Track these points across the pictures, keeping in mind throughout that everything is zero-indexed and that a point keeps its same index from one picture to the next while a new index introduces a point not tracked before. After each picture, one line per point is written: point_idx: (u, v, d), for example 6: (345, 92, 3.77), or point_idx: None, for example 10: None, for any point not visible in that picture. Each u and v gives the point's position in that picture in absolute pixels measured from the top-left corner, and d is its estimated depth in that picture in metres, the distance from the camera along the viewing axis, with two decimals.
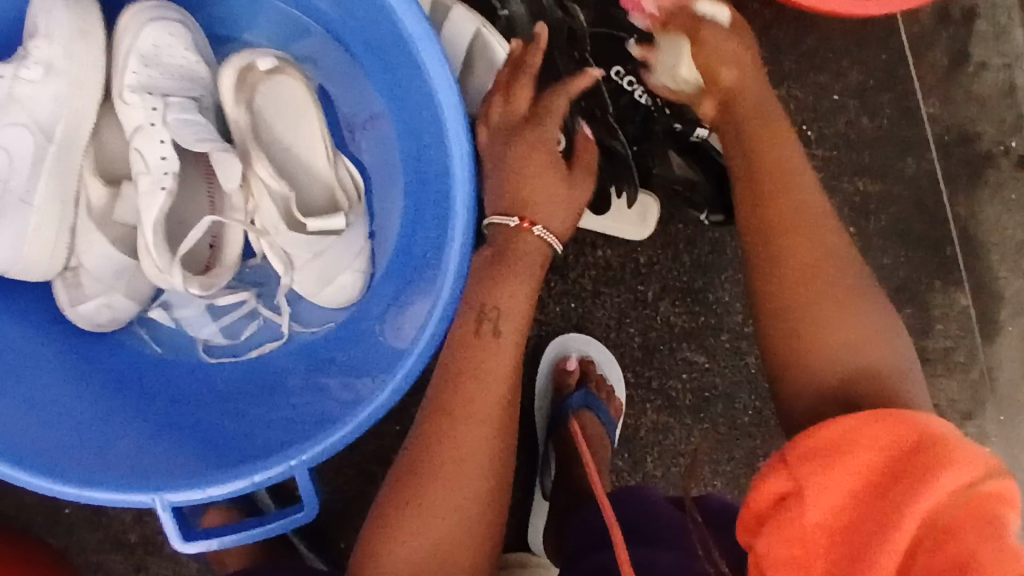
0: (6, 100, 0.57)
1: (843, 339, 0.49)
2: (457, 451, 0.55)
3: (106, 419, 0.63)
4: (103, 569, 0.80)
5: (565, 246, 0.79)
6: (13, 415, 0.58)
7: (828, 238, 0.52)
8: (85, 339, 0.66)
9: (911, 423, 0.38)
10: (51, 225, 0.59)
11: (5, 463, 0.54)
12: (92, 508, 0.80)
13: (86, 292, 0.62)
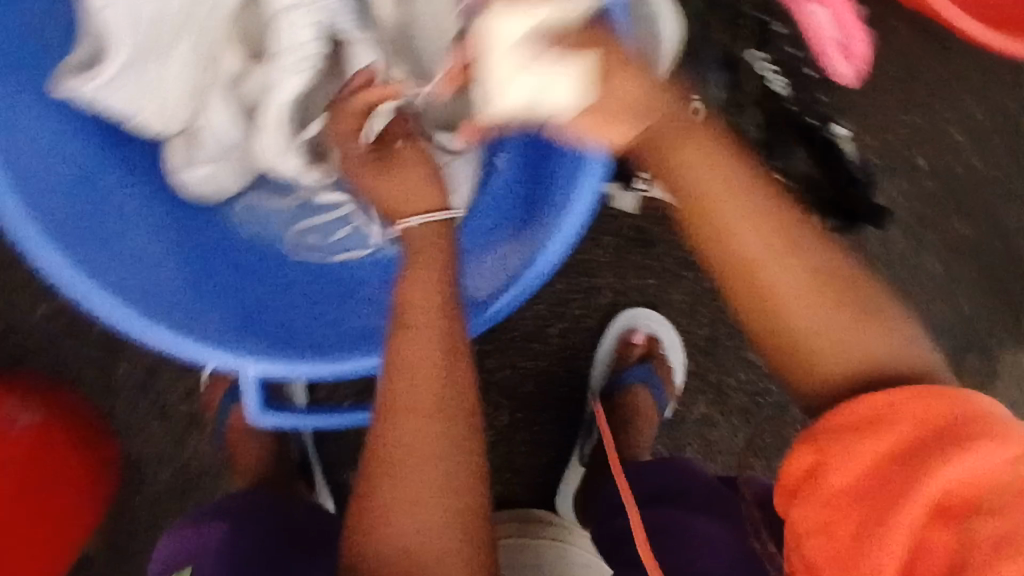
0: None
1: (829, 360, 0.45)
2: (405, 404, 0.47)
3: (188, 276, 0.60)
4: (139, 436, 0.81)
5: (657, 221, 0.79)
6: (97, 246, 0.54)
7: (787, 264, 0.46)
8: (176, 199, 0.64)
9: (952, 400, 0.39)
10: (186, 83, 0.60)
11: (103, 293, 0.52)
12: (144, 375, 0.80)
13: (201, 157, 0.63)
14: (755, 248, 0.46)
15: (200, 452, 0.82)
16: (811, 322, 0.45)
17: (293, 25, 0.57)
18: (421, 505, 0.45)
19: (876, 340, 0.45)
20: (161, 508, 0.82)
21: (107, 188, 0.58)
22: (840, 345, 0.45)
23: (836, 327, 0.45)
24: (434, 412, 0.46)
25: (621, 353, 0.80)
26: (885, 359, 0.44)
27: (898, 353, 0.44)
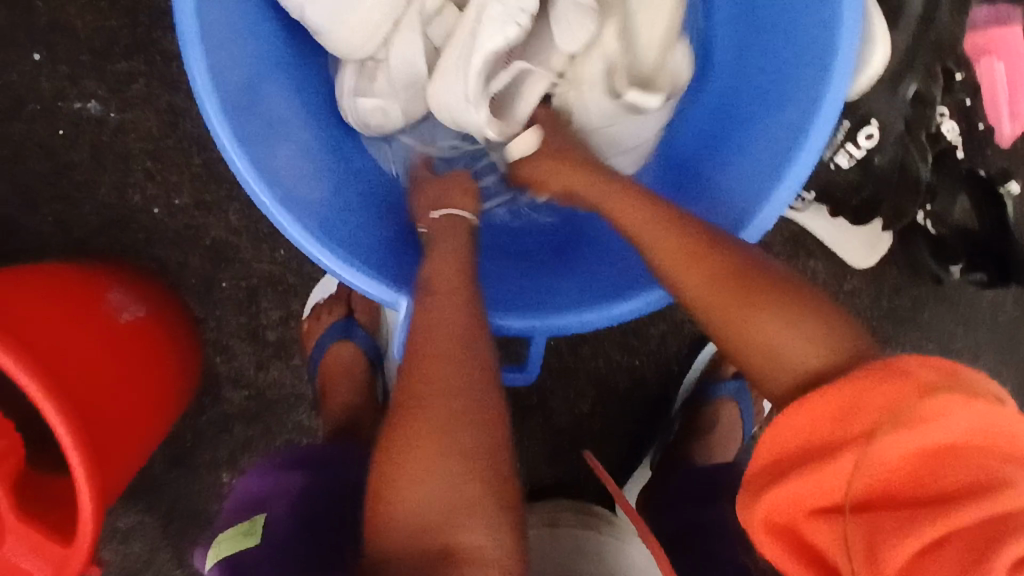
0: None
1: (811, 355, 0.45)
2: (444, 380, 0.45)
3: (337, 191, 0.57)
4: (228, 353, 0.81)
5: (783, 243, 0.75)
6: (263, 142, 0.50)
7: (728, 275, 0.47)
8: (335, 129, 0.62)
9: (879, 418, 0.41)
10: (383, 10, 0.58)
11: (271, 193, 0.48)
12: (244, 293, 0.79)
13: (376, 88, 0.61)
14: (700, 291, 0.47)
15: (283, 381, 0.82)
16: (770, 318, 0.46)
17: None
18: (443, 477, 0.43)
19: (818, 335, 0.45)
20: (233, 428, 0.83)
21: (268, 94, 0.55)
22: (822, 405, 0.42)
23: (791, 334, 0.45)
24: (459, 371, 0.46)
25: (717, 364, 0.81)
26: (884, 409, 0.41)
27: (820, 342, 0.45)
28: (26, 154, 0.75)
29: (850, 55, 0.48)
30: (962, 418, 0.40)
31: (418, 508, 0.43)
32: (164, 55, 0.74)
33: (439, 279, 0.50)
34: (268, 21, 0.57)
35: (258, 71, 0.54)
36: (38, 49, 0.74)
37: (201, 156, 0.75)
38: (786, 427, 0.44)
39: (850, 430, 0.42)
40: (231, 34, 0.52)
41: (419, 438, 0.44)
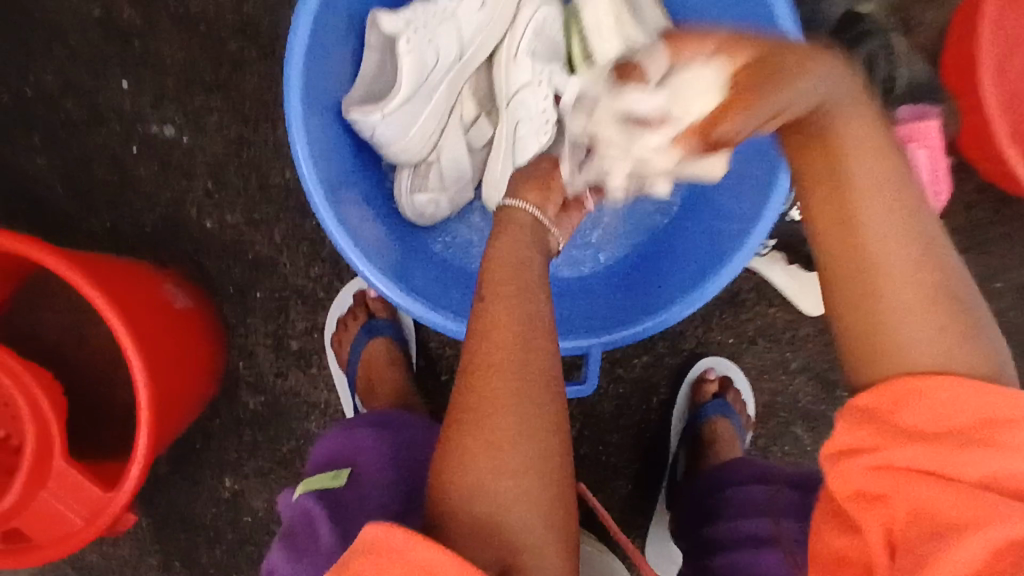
0: (441, 18, 0.72)
1: (955, 358, 0.40)
2: (505, 373, 0.48)
3: (403, 261, 0.73)
4: (252, 358, 0.88)
5: (748, 289, 0.90)
6: (349, 221, 0.68)
7: (921, 230, 0.42)
8: (397, 217, 0.78)
9: (999, 393, 0.39)
10: (433, 123, 0.75)
11: (360, 258, 0.65)
12: (276, 305, 0.87)
13: (427, 185, 0.77)
14: (880, 240, 0.42)
15: (299, 390, 0.88)
16: (901, 301, 0.41)
17: (533, 95, 0.74)
18: (506, 466, 0.46)
19: (954, 351, 0.40)
20: (242, 432, 0.88)
21: (344, 184, 0.71)
22: (942, 401, 0.39)
23: (922, 328, 0.40)
24: (525, 362, 0.49)
25: (696, 393, 0.89)
26: (998, 427, 0.38)
27: (959, 364, 0.40)
28: (100, 164, 0.85)
29: (792, 156, 0.62)
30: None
31: (493, 519, 0.45)
32: (239, 91, 0.84)
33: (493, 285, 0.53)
34: (345, 131, 0.73)
35: (341, 168, 0.72)
36: (128, 77, 0.85)
37: (258, 181, 0.85)
38: (905, 415, 0.40)
39: (932, 425, 0.39)
40: (320, 139, 0.68)
41: (492, 429, 0.46)
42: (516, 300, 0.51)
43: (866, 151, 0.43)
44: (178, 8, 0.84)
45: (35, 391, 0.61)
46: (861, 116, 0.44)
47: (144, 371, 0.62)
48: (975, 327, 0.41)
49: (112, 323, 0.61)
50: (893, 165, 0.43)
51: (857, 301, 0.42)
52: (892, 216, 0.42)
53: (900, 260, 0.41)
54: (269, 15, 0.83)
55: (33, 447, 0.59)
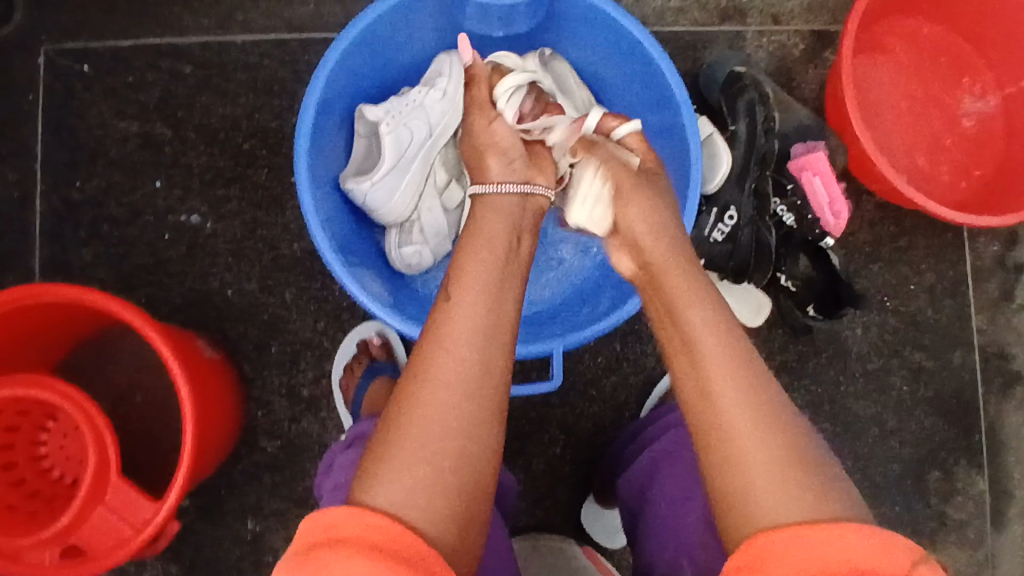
0: (415, 105, 0.89)
1: (793, 507, 0.47)
2: (454, 360, 0.58)
3: (398, 300, 0.88)
4: (269, 408, 1.00)
5: None
6: (353, 269, 0.83)
7: (758, 403, 0.52)
8: (387, 268, 0.94)
9: (832, 529, 0.45)
10: (413, 188, 0.91)
11: (364, 294, 0.80)
12: (289, 357, 1.00)
13: (412, 240, 0.93)
14: (730, 412, 0.52)
15: (310, 432, 1.00)
16: (752, 460, 0.50)
17: None
18: (415, 474, 0.53)
19: (809, 500, 0.47)
20: (261, 476, 0.99)
21: (345, 240, 0.87)
22: (797, 551, 0.45)
23: (772, 483, 0.49)
24: (480, 359, 0.58)
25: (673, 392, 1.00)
26: (848, 559, 0.43)
27: (818, 509, 0.47)
28: (138, 252, 1.01)
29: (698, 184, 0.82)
30: (896, 571, 0.43)
31: (400, 494, 0.52)
32: (253, 182, 1.02)
33: (465, 281, 0.63)
34: (341, 199, 0.89)
35: (339, 229, 0.87)
36: (160, 178, 1.03)
37: (270, 254, 1.01)
38: (767, 575, 0.45)
39: (789, 565, 0.44)
40: (324, 204, 0.84)
41: (431, 408, 0.56)
42: (479, 303, 0.62)
43: (717, 347, 0.55)
44: (201, 120, 1.03)
45: (99, 423, 0.73)
46: (712, 326, 0.57)
47: (189, 397, 0.75)
48: (826, 475, 0.49)
49: (167, 358, 0.75)
50: (735, 352, 0.55)
51: (719, 468, 0.51)
52: (735, 391, 0.53)
53: (739, 408, 0.52)
54: (276, 120, 1.03)
55: (93, 466, 0.72)
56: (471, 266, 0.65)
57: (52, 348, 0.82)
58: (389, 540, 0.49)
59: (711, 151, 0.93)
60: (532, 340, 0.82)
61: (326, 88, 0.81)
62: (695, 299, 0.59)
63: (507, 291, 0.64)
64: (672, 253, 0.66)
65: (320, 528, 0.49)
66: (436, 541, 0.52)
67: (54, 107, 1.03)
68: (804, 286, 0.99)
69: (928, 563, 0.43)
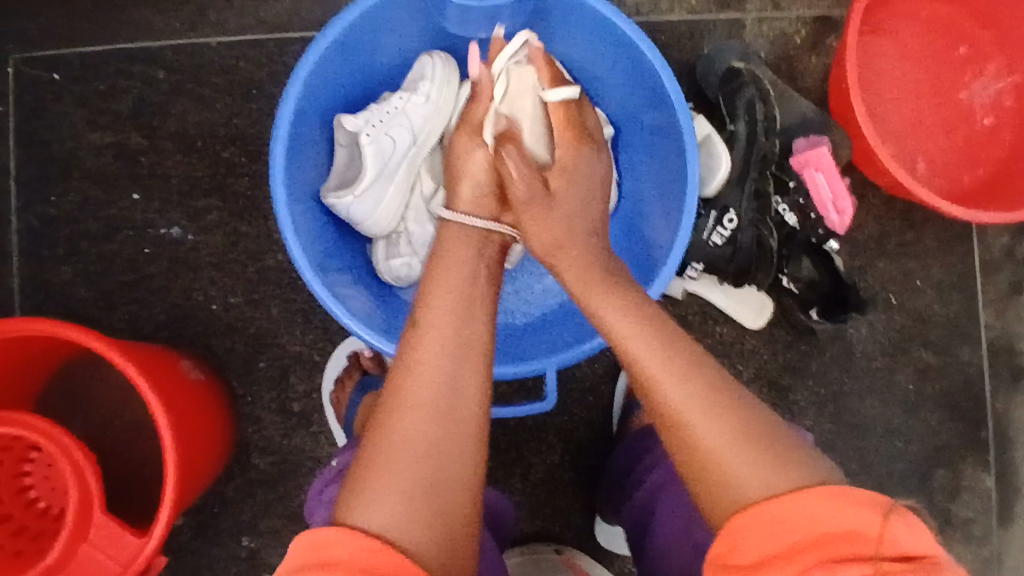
0: (396, 113, 0.86)
1: (763, 480, 0.49)
2: (421, 381, 0.55)
3: (387, 317, 0.85)
4: (260, 424, 0.98)
5: (693, 313, 1.02)
6: (337, 288, 0.80)
7: (712, 377, 0.54)
8: (376, 281, 0.91)
9: (802, 494, 0.47)
10: (398, 199, 0.88)
11: (349, 316, 0.77)
12: (279, 371, 0.98)
13: (400, 252, 0.89)
14: (682, 389, 0.53)
15: (303, 447, 0.98)
16: (718, 434, 0.51)
17: None
18: (393, 494, 0.50)
19: (773, 468, 0.49)
20: (255, 493, 0.97)
21: (328, 257, 0.83)
22: (775, 519, 0.47)
23: (738, 452, 0.50)
24: (453, 379, 0.55)
25: None
26: (821, 520, 0.46)
27: (781, 472, 0.49)
28: (119, 268, 0.98)
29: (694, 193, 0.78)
30: (859, 522, 0.45)
31: (380, 515, 0.50)
32: (233, 192, 0.99)
33: (431, 302, 0.60)
34: (322, 212, 0.86)
35: (321, 245, 0.83)
36: (138, 190, 0.99)
37: (254, 265, 0.98)
38: (745, 552, 0.48)
39: (766, 537, 0.47)
40: (302, 219, 0.81)
41: (406, 431, 0.53)
42: (441, 315, 0.59)
43: (643, 330, 0.57)
44: (177, 128, 0.99)
45: (77, 454, 0.72)
46: (636, 312, 0.59)
47: (167, 425, 0.73)
48: (786, 440, 0.51)
49: (143, 390, 0.73)
50: (661, 332, 0.57)
51: (678, 445, 0.52)
52: (687, 367, 0.54)
53: (691, 385, 0.53)
54: (254, 125, 0.99)
55: (76, 501, 0.71)
56: (436, 294, 0.61)
57: (31, 377, 0.84)
58: (379, 566, 0.47)
59: (708, 151, 0.89)
60: (526, 359, 0.79)
61: (300, 99, 0.77)
62: (608, 289, 0.62)
63: (477, 310, 0.60)
64: (581, 229, 0.68)
65: (313, 549, 0.48)
66: (426, 561, 0.49)
67: (25, 120, 1.00)
68: (808, 290, 0.96)
69: (895, 513, 0.45)
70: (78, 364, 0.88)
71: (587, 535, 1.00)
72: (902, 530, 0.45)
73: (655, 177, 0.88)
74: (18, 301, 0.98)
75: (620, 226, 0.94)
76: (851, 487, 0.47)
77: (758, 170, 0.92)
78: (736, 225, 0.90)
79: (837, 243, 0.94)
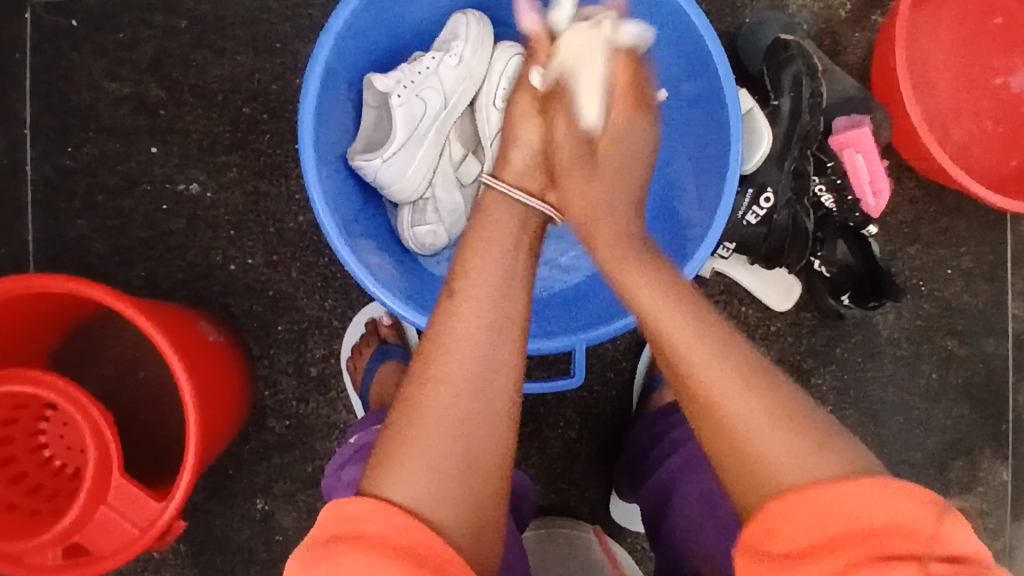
0: (428, 73, 0.83)
1: (804, 467, 0.46)
2: (457, 353, 0.53)
3: (411, 285, 0.83)
4: (277, 388, 0.96)
5: (719, 292, 1.00)
6: (362, 253, 0.78)
7: (748, 358, 0.51)
8: (400, 248, 0.88)
9: (855, 484, 0.44)
10: (425, 164, 0.85)
11: (375, 283, 0.75)
12: (297, 335, 0.96)
13: (426, 219, 0.86)
14: (718, 368, 0.50)
15: (320, 412, 0.97)
16: (755, 418, 0.48)
17: None
18: (424, 469, 0.49)
19: (814, 454, 0.47)
20: (271, 456, 0.96)
21: (352, 221, 0.81)
22: (814, 506, 0.45)
23: (778, 437, 0.48)
24: (489, 356, 0.53)
25: None
26: (869, 512, 0.43)
27: (820, 463, 0.46)
28: (135, 223, 0.96)
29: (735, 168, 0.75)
30: (912, 516, 0.43)
31: (411, 489, 0.48)
32: (254, 150, 0.96)
33: (469, 275, 0.57)
34: (348, 174, 0.83)
35: (346, 208, 0.81)
36: (156, 144, 0.96)
37: (274, 226, 0.96)
38: (783, 537, 0.45)
39: (812, 523, 0.44)
40: (329, 179, 0.78)
41: (438, 405, 0.51)
42: (479, 283, 0.57)
43: (674, 312, 0.54)
44: (198, 80, 0.96)
45: (96, 417, 0.71)
46: (673, 298, 0.55)
47: (189, 387, 0.72)
48: (826, 429, 0.49)
49: (166, 352, 0.71)
50: (696, 312, 0.54)
51: (715, 434, 0.50)
52: (719, 343, 0.52)
53: (726, 364, 0.51)
54: (278, 81, 0.96)
55: (94, 463, 0.70)
56: (478, 266, 0.58)
57: (44, 334, 0.81)
58: (411, 541, 0.46)
59: (748, 126, 0.86)
60: (554, 334, 0.77)
61: (331, 54, 0.74)
62: (651, 277, 0.58)
63: (517, 284, 0.57)
64: (615, 220, 0.64)
65: (340, 520, 0.46)
66: (456, 540, 0.47)
67: (40, 67, 0.96)
68: (843, 273, 0.94)
69: (950, 513, 0.43)
70: (93, 320, 0.87)
71: (602, 511, 0.99)
72: (956, 532, 0.42)
73: (694, 150, 0.85)
74: (32, 253, 0.96)
75: (654, 201, 0.91)
76: (909, 483, 0.44)
77: (800, 148, 0.88)
78: (773, 204, 0.88)
79: (873, 228, 0.92)
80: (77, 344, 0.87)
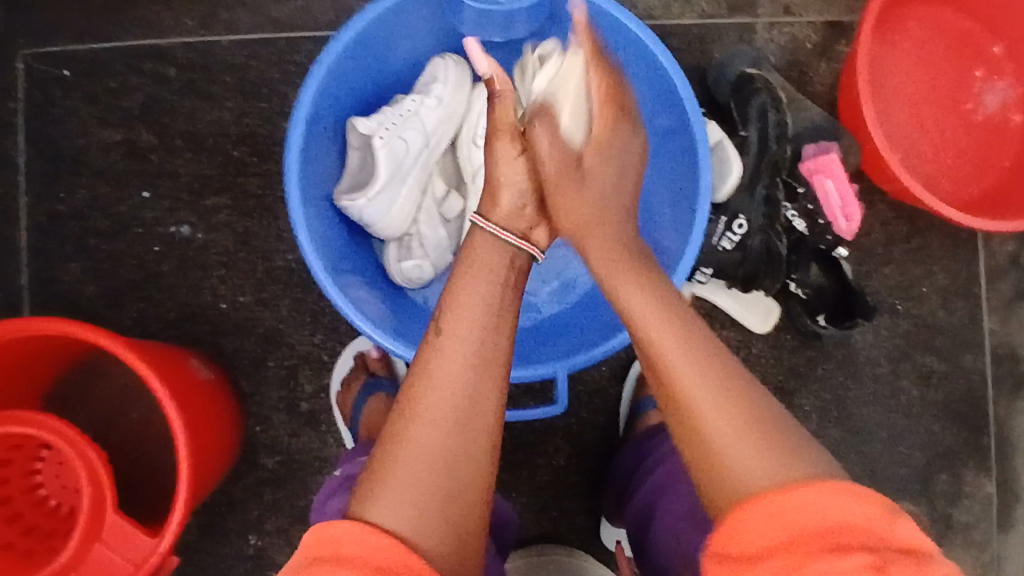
0: (409, 115, 0.85)
1: (769, 476, 0.48)
2: (443, 386, 0.55)
3: (397, 318, 0.85)
4: (268, 424, 0.98)
5: (700, 319, 1.03)
6: (350, 287, 0.81)
7: (724, 375, 0.53)
8: (386, 282, 0.91)
9: (806, 488, 0.46)
10: (409, 201, 0.87)
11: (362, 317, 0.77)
12: (286, 372, 0.98)
13: (412, 255, 0.89)
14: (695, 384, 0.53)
15: (310, 447, 0.98)
16: (726, 432, 0.50)
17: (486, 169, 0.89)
18: (410, 494, 0.51)
19: (781, 467, 0.48)
20: (262, 492, 0.97)
21: (338, 258, 0.83)
22: (773, 512, 0.46)
23: (747, 449, 0.50)
24: (471, 386, 0.55)
25: None
26: (821, 512, 0.45)
27: (795, 474, 0.48)
28: (127, 266, 0.98)
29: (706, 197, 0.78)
30: (864, 516, 0.45)
31: (396, 513, 0.50)
32: (244, 191, 0.99)
33: (453, 308, 0.60)
34: (334, 213, 0.86)
35: (333, 246, 0.83)
36: (148, 188, 0.99)
37: (264, 265, 0.98)
38: (740, 544, 0.46)
39: (769, 529, 0.46)
40: (315, 217, 0.80)
41: (417, 433, 0.53)
42: (465, 318, 0.59)
43: (664, 332, 0.56)
44: (187, 125, 0.99)
45: (87, 450, 0.72)
46: (667, 312, 0.58)
47: (181, 425, 0.73)
48: (796, 443, 0.50)
49: (157, 390, 0.72)
50: (680, 332, 0.56)
51: (693, 447, 0.52)
52: (697, 364, 0.54)
53: (700, 381, 0.53)
54: (266, 124, 0.99)
55: (89, 500, 0.71)
56: (460, 297, 0.61)
57: (37, 376, 0.83)
58: (392, 564, 0.47)
59: (720, 158, 0.89)
60: (537, 363, 0.79)
61: (316, 99, 0.77)
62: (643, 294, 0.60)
63: (501, 318, 0.60)
64: (613, 237, 0.67)
65: (322, 543, 0.48)
66: (436, 563, 0.49)
67: (34, 117, 0.99)
68: (816, 295, 0.97)
69: (896, 513, 0.45)
70: (85, 361, 0.88)
71: (592, 536, 1.00)
72: (903, 529, 0.44)
73: (667, 179, 0.88)
74: (26, 298, 0.98)
75: None
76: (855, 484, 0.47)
77: (770, 174, 0.93)
78: (745, 232, 0.92)
79: (845, 250, 0.94)
80: (68, 386, 0.88)
